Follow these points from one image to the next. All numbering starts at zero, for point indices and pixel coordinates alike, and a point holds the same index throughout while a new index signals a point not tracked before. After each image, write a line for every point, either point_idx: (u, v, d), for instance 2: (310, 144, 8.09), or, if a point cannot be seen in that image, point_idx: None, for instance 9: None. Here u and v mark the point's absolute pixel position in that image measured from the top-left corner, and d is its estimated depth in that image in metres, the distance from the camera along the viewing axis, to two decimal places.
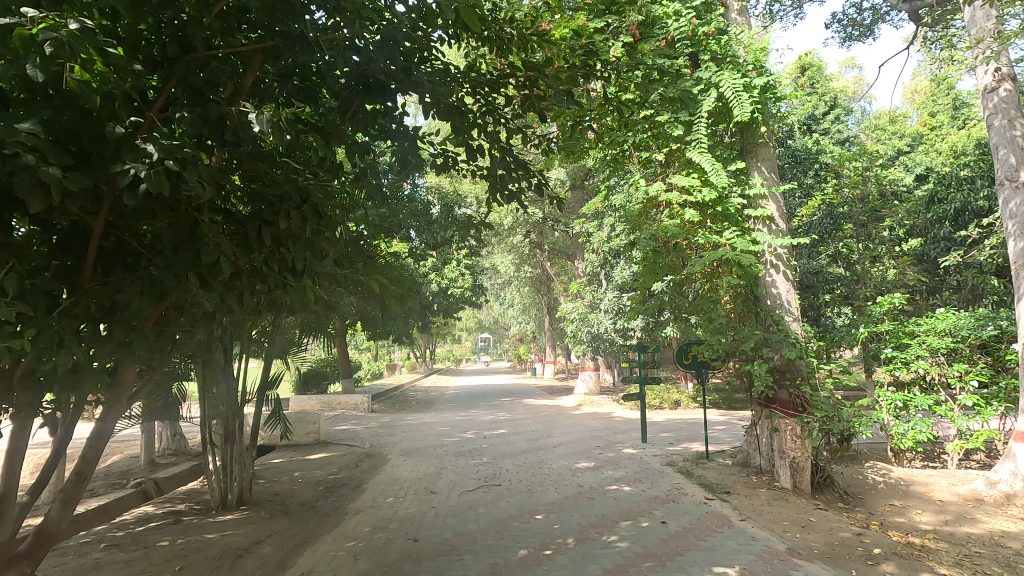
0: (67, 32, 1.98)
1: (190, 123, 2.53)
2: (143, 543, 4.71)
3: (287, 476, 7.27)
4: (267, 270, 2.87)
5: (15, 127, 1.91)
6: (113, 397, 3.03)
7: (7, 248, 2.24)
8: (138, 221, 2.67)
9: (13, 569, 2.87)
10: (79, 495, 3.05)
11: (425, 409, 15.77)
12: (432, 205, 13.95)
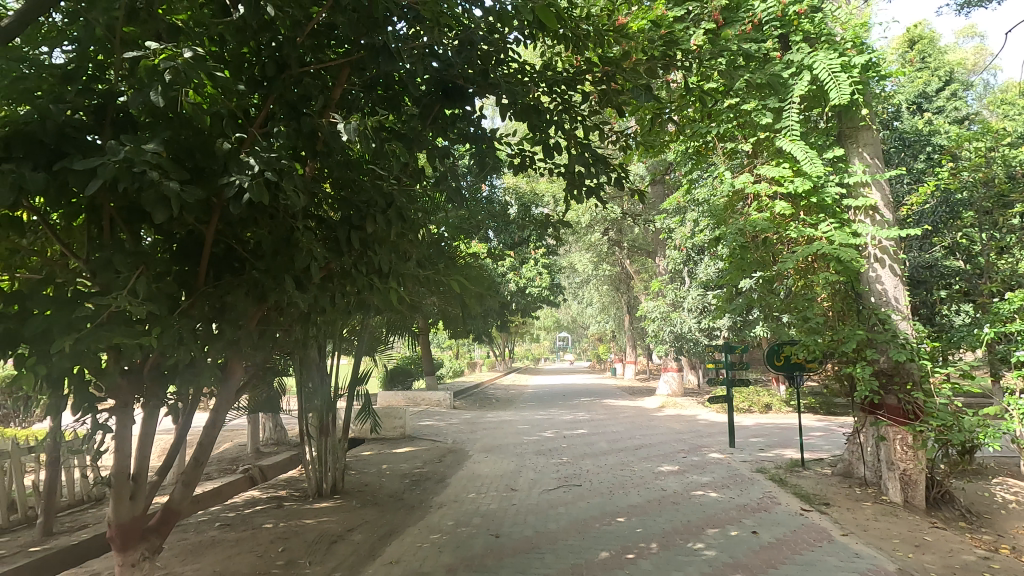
0: (182, 60, 2.20)
1: (287, 136, 2.71)
2: (250, 524, 5.13)
3: (375, 468, 7.63)
4: (356, 272, 3.03)
5: (142, 148, 2.14)
6: (224, 390, 3.32)
7: (137, 256, 2.53)
8: (243, 229, 2.91)
9: (145, 542, 3.21)
10: (197, 478, 3.37)
11: (505, 407, 15.98)
12: (510, 205, 14.11)
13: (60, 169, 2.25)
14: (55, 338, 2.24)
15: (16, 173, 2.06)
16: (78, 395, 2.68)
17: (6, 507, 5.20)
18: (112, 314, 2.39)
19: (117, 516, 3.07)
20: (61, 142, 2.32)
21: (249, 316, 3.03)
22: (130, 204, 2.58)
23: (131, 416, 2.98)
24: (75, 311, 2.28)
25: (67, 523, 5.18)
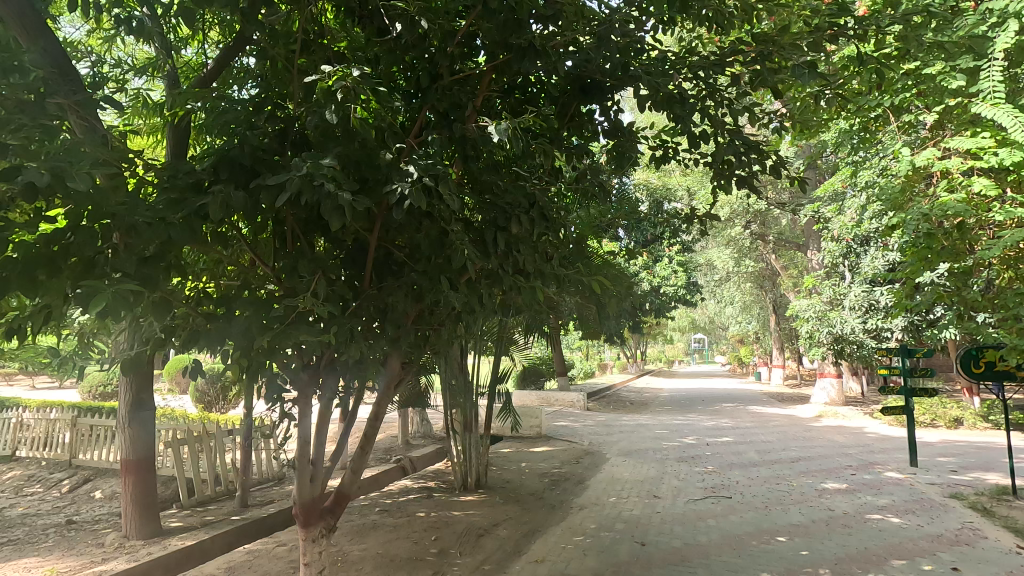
0: (352, 79, 2.46)
1: (440, 142, 2.85)
2: (406, 512, 5.50)
3: (515, 466, 7.80)
4: (503, 273, 3.09)
5: (321, 163, 2.37)
6: (385, 386, 3.60)
7: (315, 262, 2.81)
8: (401, 235, 3.10)
9: (323, 522, 3.54)
10: (363, 465, 3.67)
11: (640, 411, 15.51)
12: (642, 202, 13.68)
13: (256, 187, 2.56)
14: (255, 337, 2.54)
15: (224, 193, 2.37)
16: (270, 387, 3.04)
17: (213, 480, 6.14)
18: (298, 315, 2.67)
19: (300, 496, 3.43)
20: (255, 163, 2.63)
21: (406, 316, 3.24)
22: (308, 215, 2.87)
23: (311, 406, 3.32)
24: (270, 312, 2.58)
25: (258, 497, 5.97)
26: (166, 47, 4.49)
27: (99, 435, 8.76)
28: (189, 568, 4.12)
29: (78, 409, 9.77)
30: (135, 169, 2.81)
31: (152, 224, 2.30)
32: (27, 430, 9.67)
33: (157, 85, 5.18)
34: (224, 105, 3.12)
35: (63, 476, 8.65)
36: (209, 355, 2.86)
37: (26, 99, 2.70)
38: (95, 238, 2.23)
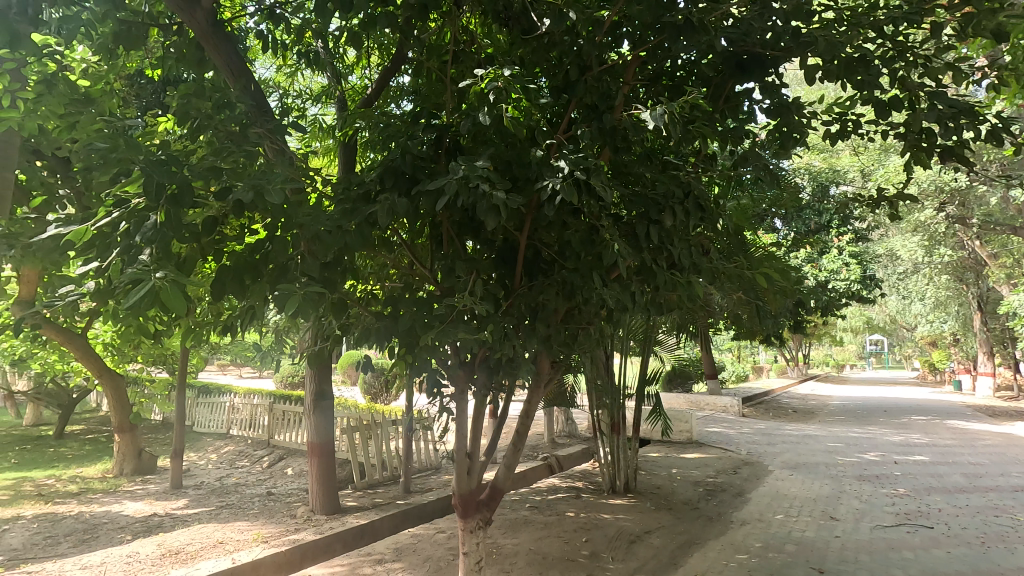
0: (504, 79, 2.49)
1: (590, 135, 2.79)
2: (555, 510, 5.52)
3: (665, 472, 7.45)
4: (657, 269, 2.93)
5: (476, 164, 2.43)
6: (535, 384, 3.62)
7: (470, 262, 2.90)
8: (550, 233, 3.09)
9: (479, 513, 3.66)
10: (516, 461, 3.73)
11: (806, 420, 13.97)
12: (803, 188, 12.31)
13: (416, 193, 2.70)
14: (420, 334, 2.69)
15: (390, 200, 2.54)
16: (431, 382, 3.21)
17: (380, 465, 6.74)
18: (456, 313, 2.77)
19: (459, 487, 3.58)
20: (415, 170, 2.78)
21: (556, 313, 3.22)
22: (462, 217, 2.99)
23: (467, 402, 3.45)
24: (432, 310, 2.72)
25: (418, 484, 6.43)
26: (335, 75, 5.01)
27: (290, 419, 10.15)
28: (363, 544, 4.54)
29: (274, 395, 11.43)
30: (314, 185, 3.15)
31: (332, 233, 2.53)
32: (238, 412, 11.55)
33: (328, 110, 5.81)
34: (387, 119, 3.37)
35: (264, 453, 10.17)
36: (379, 351, 3.10)
37: (234, 131, 3.17)
38: (287, 246, 2.50)
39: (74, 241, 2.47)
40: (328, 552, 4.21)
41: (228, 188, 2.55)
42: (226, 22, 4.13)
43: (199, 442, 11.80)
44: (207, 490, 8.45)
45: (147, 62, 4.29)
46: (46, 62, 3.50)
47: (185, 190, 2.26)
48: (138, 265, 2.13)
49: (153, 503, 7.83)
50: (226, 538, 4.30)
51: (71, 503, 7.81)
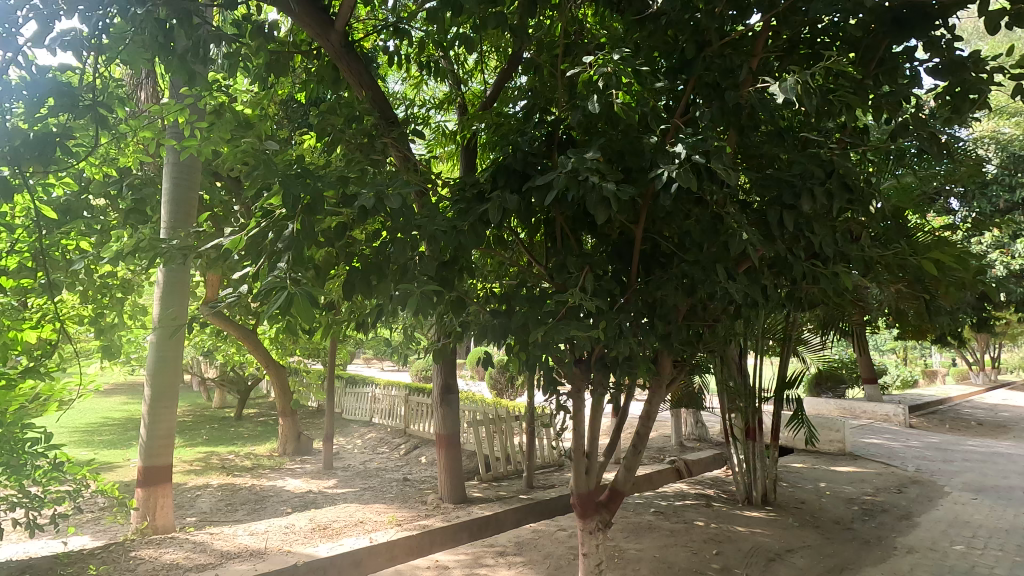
0: (614, 64, 2.39)
1: (710, 116, 2.58)
2: (683, 518, 5.23)
3: (812, 485, 6.72)
4: (793, 259, 2.62)
5: (585, 156, 2.36)
6: (656, 384, 3.44)
7: (584, 258, 2.83)
8: (669, 224, 2.92)
9: (599, 515, 3.58)
10: (637, 463, 3.59)
11: (995, 435, 11.80)
12: (988, 160, 10.40)
13: (527, 189, 2.69)
14: (532, 332, 2.67)
15: (501, 198, 2.54)
16: (547, 379, 3.19)
17: (505, 459, 6.90)
18: (569, 310, 2.72)
19: (577, 487, 3.52)
20: (527, 167, 2.76)
21: (677, 310, 3.03)
22: (575, 212, 2.93)
23: (584, 400, 3.38)
24: (544, 307, 2.69)
25: (541, 480, 6.48)
26: (456, 82, 5.21)
27: (423, 411, 10.82)
28: (487, 535, 4.67)
29: (410, 388, 12.26)
30: (433, 187, 3.28)
31: (447, 233, 2.58)
32: (379, 402, 12.58)
33: (451, 117, 6.06)
34: (502, 119, 3.42)
35: (402, 441, 10.95)
36: (496, 348, 3.14)
37: (363, 142, 3.41)
38: (407, 247, 2.61)
39: (234, 249, 2.82)
40: (454, 539, 4.40)
41: (355, 195, 2.74)
42: (359, 43, 4.47)
43: (348, 428, 13.05)
44: (353, 472, 9.32)
45: (295, 88, 4.80)
46: (217, 96, 4.06)
47: (316, 201, 2.47)
48: (279, 271, 2.35)
49: (309, 481, 8.81)
50: (365, 518, 4.68)
51: (246, 476, 9.06)
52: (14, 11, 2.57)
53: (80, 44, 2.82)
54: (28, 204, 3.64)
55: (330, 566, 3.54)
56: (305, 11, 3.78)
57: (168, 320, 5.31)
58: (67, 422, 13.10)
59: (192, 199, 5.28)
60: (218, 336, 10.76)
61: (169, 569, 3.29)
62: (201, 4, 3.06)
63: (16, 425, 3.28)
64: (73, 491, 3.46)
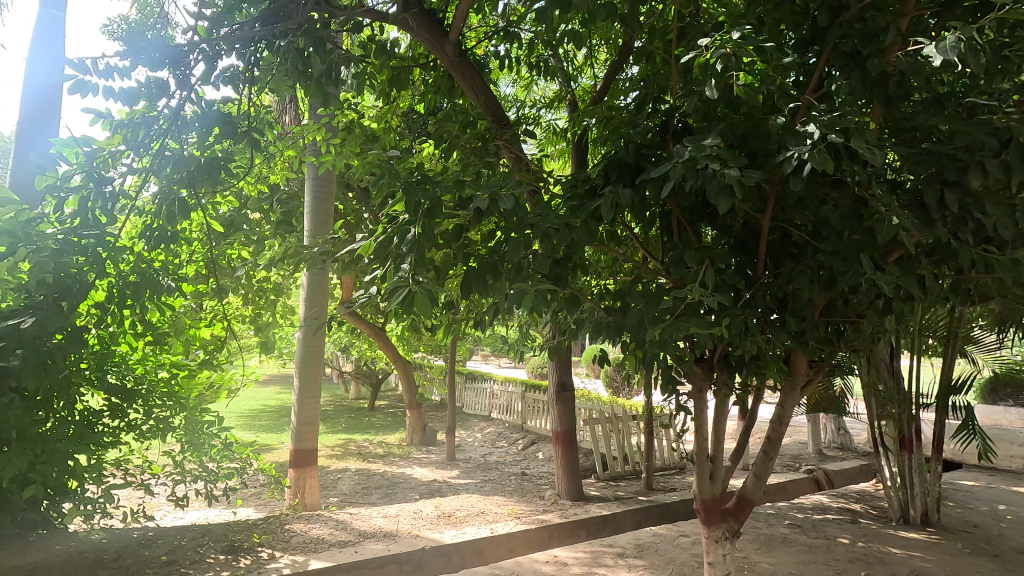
0: (733, 44, 2.24)
1: (850, 89, 2.32)
2: (823, 533, 4.77)
3: (987, 507, 5.79)
4: (958, 245, 2.28)
5: (703, 143, 2.24)
6: (789, 386, 3.17)
7: (703, 251, 2.68)
8: (801, 211, 2.67)
9: (725, 523, 3.38)
10: (767, 471, 3.33)
11: None
12: None
13: (641, 182, 2.61)
14: (648, 329, 2.59)
15: (613, 193, 2.49)
16: (665, 377, 3.08)
17: (623, 459, 6.76)
18: (688, 306, 2.59)
19: (700, 492, 3.36)
20: (640, 159, 2.68)
21: (813, 305, 2.76)
22: (693, 203, 2.79)
23: (706, 401, 3.21)
24: (660, 303, 2.59)
25: (661, 483, 6.26)
26: (566, 79, 5.19)
27: (540, 408, 10.97)
28: (606, 534, 4.62)
29: (526, 384, 12.49)
30: (545, 186, 3.31)
31: (560, 230, 2.57)
32: (498, 398, 12.96)
33: (562, 114, 6.05)
34: (613, 113, 3.35)
35: (520, 436, 11.20)
36: (611, 345, 3.09)
37: (478, 145, 3.54)
38: (521, 246, 2.65)
39: (364, 253, 3.06)
40: (573, 536, 4.40)
41: (470, 198, 2.85)
42: (471, 50, 4.63)
43: (469, 422, 13.62)
44: (474, 465, 9.71)
45: (415, 100, 5.09)
46: (347, 114, 4.43)
47: (434, 205, 2.61)
48: (402, 273, 2.51)
49: (435, 470, 9.33)
50: (486, 509, 4.84)
51: (379, 462, 9.83)
52: (187, 55, 3.02)
53: (236, 78, 3.24)
54: (202, 220, 4.26)
55: (454, 552, 3.71)
56: (422, 25, 3.98)
57: (312, 319, 5.92)
58: (235, 408, 15.16)
59: (329, 209, 5.81)
60: (353, 333, 11.78)
61: (316, 543, 3.66)
62: (332, 31, 3.37)
63: (196, 409, 3.84)
64: (239, 469, 3.98)
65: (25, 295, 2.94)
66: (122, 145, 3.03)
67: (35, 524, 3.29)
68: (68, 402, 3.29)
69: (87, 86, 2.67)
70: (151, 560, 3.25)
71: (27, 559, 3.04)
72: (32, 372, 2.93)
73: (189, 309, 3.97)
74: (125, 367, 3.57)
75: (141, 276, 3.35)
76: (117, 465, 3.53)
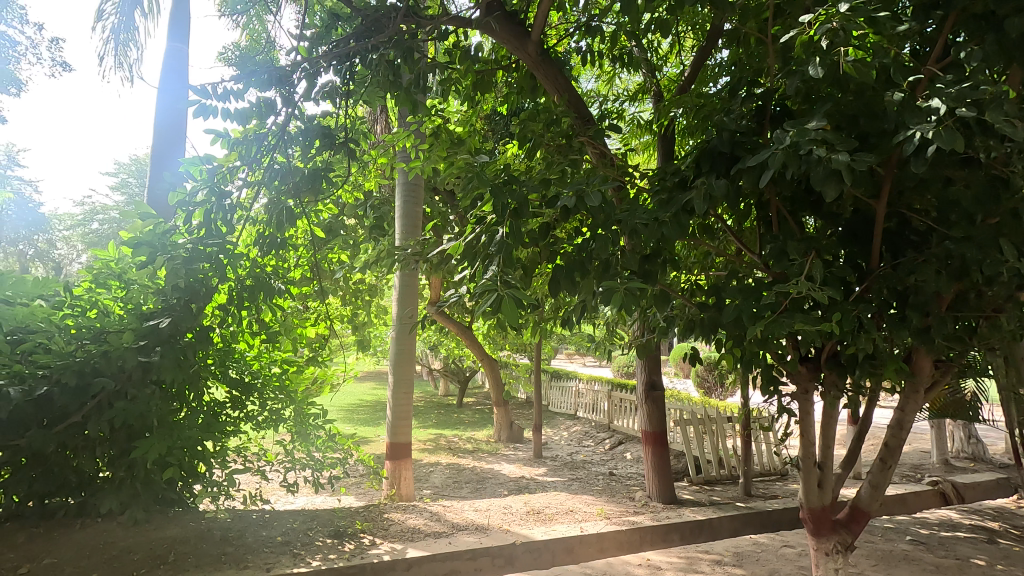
0: (841, 17, 2.08)
1: (982, 56, 2.07)
2: (953, 552, 4.29)
3: None
4: None
5: (807, 127, 2.10)
6: (911, 388, 2.88)
7: (807, 242, 2.50)
8: (923, 195, 2.43)
9: (837, 535, 3.14)
10: (886, 481, 3.05)
11: None
12: None
13: (737, 172, 2.47)
14: (747, 326, 2.44)
15: (707, 184, 2.38)
16: (766, 377, 2.91)
17: (717, 462, 6.45)
18: (791, 302, 2.43)
19: (807, 500, 3.14)
20: (735, 147, 2.55)
21: (939, 299, 2.49)
22: (795, 191, 2.62)
23: (812, 403, 3.00)
24: (760, 300, 2.44)
25: (760, 489, 5.90)
26: (650, 69, 5.04)
27: (627, 407, 10.77)
28: (701, 540, 4.43)
29: (612, 383, 12.28)
30: (632, 180, 3.23)
31: (649, 225, 2.50)
32: (583, 396, 12.86)
33: (646, 106, 5.89)
34: (704, 100, 3.21)
35: (607, 436, 11.05)
36: (705, 343, 2.96)
37: (562, 143, 3.54)
38: (608, 242, 2.59)
39: (454, 254, 3.15)
40: (666, 540, 4.25)
41: (556, 196, 2.84)
42: (553, 49, 4.63)
43: (554, 420, 13.65)
44: (561, 463, 9.71)
45: (498, 101, 5.16)
46: (434, 119, 4.57)
47: (522, 205, 2.64)
48: (491, 273, 2.55)
49: (522, 467, 9.43)
50: (575, 508, 4.81)
51: (468, 458, 10.10)
52: (291, 74, 3.26)
53: (334, 92, 3.45)
54: (306, 227, 4.58)
55: (544, 549, 3.71)
56: (504, 27, 4.01)
57: (404, 319, 6.20)
58: (336, 402, 16.19)
59: (417, 213, 6.03)
60: (441, 332, 12.17)
61: (413, 532, 3.81)
62: (419, 40, 3.49)
63: (303, 402, 4.15)
64: (342, 459, 4.24)
65: (162, 298, 3.41)
66: (238, 161, 3.31)
67: (173, 501, 3.69)
68: (199, 394, 3.67)
69: (208, 110, 2.96)
70: (268, 539, 3.54)
71: (167, 533, 3.40)
72: (170, 366, 3.34)
73: (296, 310, 4.28)
74: (243, 362, 3.92)
75: (255, 280, 3.69)
76: (238, 452, 3.87)
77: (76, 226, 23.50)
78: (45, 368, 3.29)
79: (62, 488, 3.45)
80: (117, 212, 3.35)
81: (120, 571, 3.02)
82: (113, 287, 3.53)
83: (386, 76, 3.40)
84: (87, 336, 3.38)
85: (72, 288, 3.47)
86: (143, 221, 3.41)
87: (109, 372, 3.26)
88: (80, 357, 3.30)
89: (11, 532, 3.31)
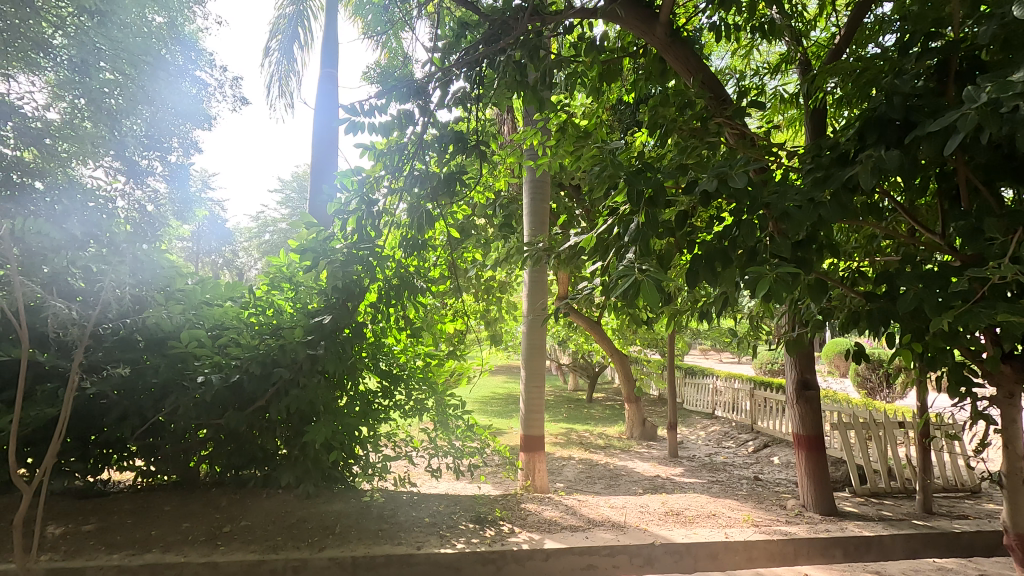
0: None
1: None
2: None
3: None
4: None
5: (1010, 79, 1.77)
6: None
7: (1010, 217, 2.09)
8: None
9: None
10: None
11: None
12: None
13: (913, 141, 2.15)
14: (931, 318, 2.12)
15: (875, 155, 2.10)
16: (953, 377, 2.55)
17: (886, 473, 5.68)
18: (991, 287, 2.05)
19: (1014, 523, 2.73)
20: (910, 112, 2.21)
21: None
22: (987, 159, 2.22)
23: (1020, 410, 2.61)
24: (947, 286, 2.09)
25: (945, 506, 5.08)
26: (795, 38, 4.58)
27: (773, 408, 9.96)
28: (869, 559, 3.91)
29: (754, 381, 11.44)
30: (778, 159, 2.97)
31: (804, 207, 2.24)
32: (723, 395, 12.13)
33: (790, 77, 5.36)
34: (866, 64, 2.85)
35: (749, 437, 10.32)
36: (874, 338, 2.65)
37: (696, 127, 3.39)
38: (754, 227, 2.37)
39: (586, 248, 3.14)
40: (825, 556, 3.82)
41: (694, 181, 2.70)
42: (682, 29, 4.41)
43: (690, 419, 13.07)
44: (700, 464, 9.29)
45: (624, 90, 5.02)
46: (559, 115, 4.58)
47: (658, 192, 2.52)
48: (628, 262, 2.47)
49: (656, 466, 9.14)
50: (718, 513, 4.52)
51: (601, 453, 10.03)
52: (427, 84, 3.47)
53: (465, 97, 3.60)
54: (443, 229, 4.83)
55: (686, 553, 3.54)
56: (630, 12, 3.87)
57: (536, 313, 6.32)
58: (473, 394, 17.01)
59: (544, 209, 6.08)
60: (569, 327, 12.21)
61: (549, 524, 3.87)
62: (545, 38, 3.53)
63: (444, 393, 4.40)
64: (480, 448, 4.42)
65: (324, 298, 3.85)
66: (383, 171, 3.62)
67: (337, 479, 4.14)
68: (355, 384, 4.05)
69: (357, 126, 3.25)
70: (418, 520, 3.81)
71: (334, 507, 3.82)
72: (333, 359, 3.75)
73: (436, 306, 4.58)
74: (392, 356, 4.24)
75: (401, 280, 4.02)
76: (389, 438, 4.24)
77: (255, 238, 27.56)
78: (237, 358, 3.81)
79: (252, 462, 4.02)
80: (287, 223, 3.80)
81: (298, 537, 3.43)
82: (285, 289, 4.07)
83: (514, 76, 3.53)
84: (267, 332, 3.88)
85: (254, 291, 4.04)
86: (309, 230, 3.88)
87: (285, 363, 3.70)
88: (262, 349, 3.78)
89: (218, 496, 3.94)
